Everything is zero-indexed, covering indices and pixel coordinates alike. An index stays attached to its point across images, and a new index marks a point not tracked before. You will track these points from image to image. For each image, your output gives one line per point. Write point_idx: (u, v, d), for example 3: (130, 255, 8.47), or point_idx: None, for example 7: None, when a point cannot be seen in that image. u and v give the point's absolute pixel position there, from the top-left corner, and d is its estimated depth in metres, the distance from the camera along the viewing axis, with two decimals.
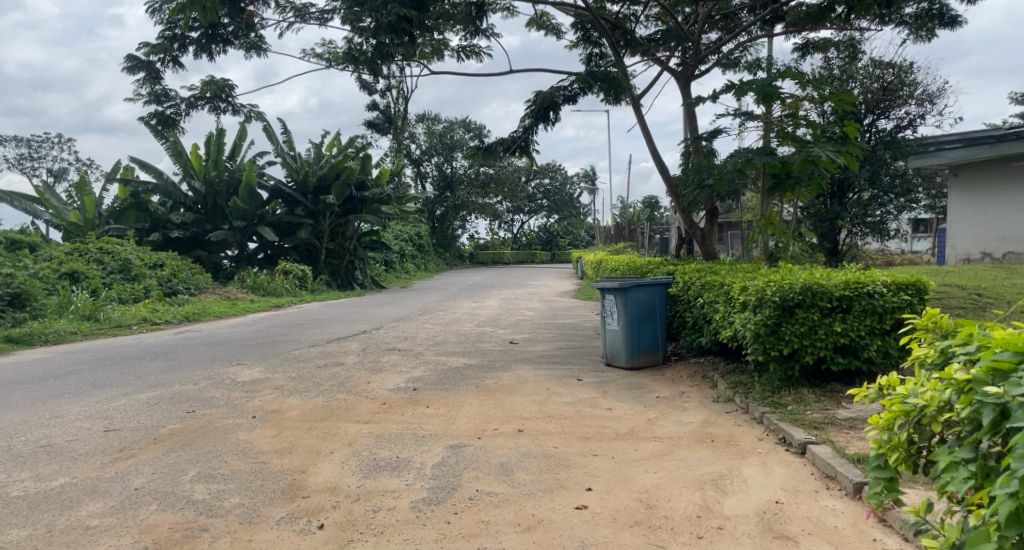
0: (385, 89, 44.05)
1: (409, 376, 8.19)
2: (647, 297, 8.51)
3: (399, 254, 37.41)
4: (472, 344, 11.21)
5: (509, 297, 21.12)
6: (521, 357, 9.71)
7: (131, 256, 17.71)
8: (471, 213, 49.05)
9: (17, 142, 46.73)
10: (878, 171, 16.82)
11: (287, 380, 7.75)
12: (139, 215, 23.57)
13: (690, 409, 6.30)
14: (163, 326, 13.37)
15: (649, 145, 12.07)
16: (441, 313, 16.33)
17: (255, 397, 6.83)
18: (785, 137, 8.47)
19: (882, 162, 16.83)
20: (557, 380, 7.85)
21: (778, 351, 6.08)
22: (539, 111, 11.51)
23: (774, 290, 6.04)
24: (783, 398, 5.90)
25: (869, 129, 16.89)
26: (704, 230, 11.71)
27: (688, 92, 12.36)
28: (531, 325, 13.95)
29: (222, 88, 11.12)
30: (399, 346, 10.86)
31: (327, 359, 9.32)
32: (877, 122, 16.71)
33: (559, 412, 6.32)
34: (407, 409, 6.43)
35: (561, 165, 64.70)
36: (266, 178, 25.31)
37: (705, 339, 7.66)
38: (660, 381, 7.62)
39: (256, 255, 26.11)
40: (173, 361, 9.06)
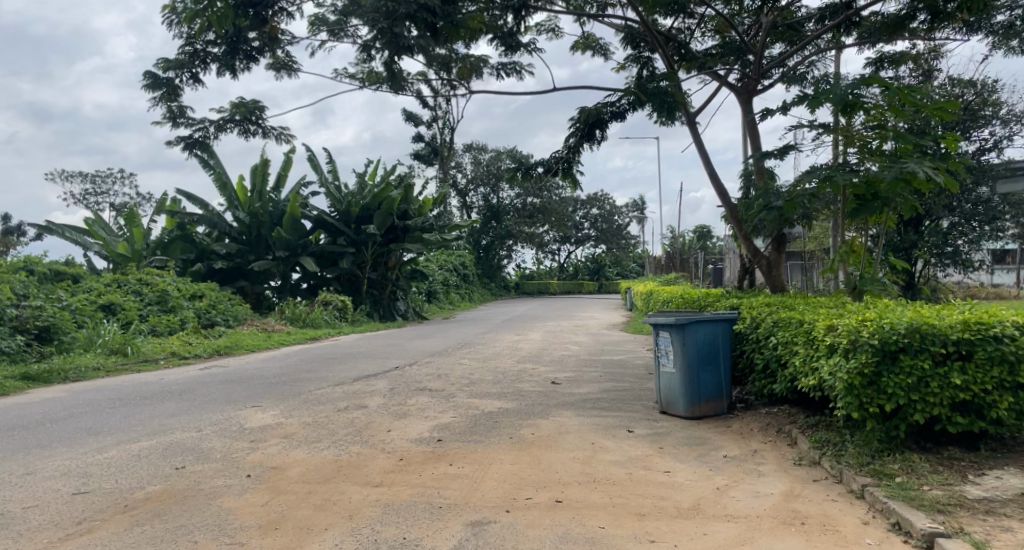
0: (432, 120, 44.19)
1: (436, 423, 7.27)
2: (708, 336, 7.44)
3: (443, 285, 36.90)
4: (511, 383, 10.24)
5: (553, 331, 20.09)
6: (563, 401, 8.69)
7: (170, 287, 17.37)
8: (517, 242, 48.39)
9: (84, 178, 48.44)
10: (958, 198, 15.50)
11: (299, 428, 6.90)
12: (185, 246, 23.55)
13: (767, 476, 5.21)
14: (192, 360, 12.81)
15: (706, 167, 11.03)
16: (480, 347, 15.43)
17: (258, 448, 6.00)
18: (871, 153, 7.36)
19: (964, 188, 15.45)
20: (605, 432, 6.81)
21: (879, 407, 5.00)
22: (584, 129, 10.65)
23: (872, 332, 5.01)
24: (889, 466, 4.81)
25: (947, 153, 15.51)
26: (771, 258, 10.55)
27: (750, 110, 11.31)
28: (576, 362, 12.91)
29: (252, 110, 10.50)
30: (431, 385, 9.96)
31: (350, 401, 8.48)
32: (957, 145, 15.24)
33: (606, 475, 5.28)
34: (428, 467, 5.50)
35: (608, 195, 63.78)
36: (309, 208, 25.07)
37: (779, 386, 6.57)
38: (726, 436, 6.50)
39: (299, 286, 25.77)
40: (187, 401, 8.37)
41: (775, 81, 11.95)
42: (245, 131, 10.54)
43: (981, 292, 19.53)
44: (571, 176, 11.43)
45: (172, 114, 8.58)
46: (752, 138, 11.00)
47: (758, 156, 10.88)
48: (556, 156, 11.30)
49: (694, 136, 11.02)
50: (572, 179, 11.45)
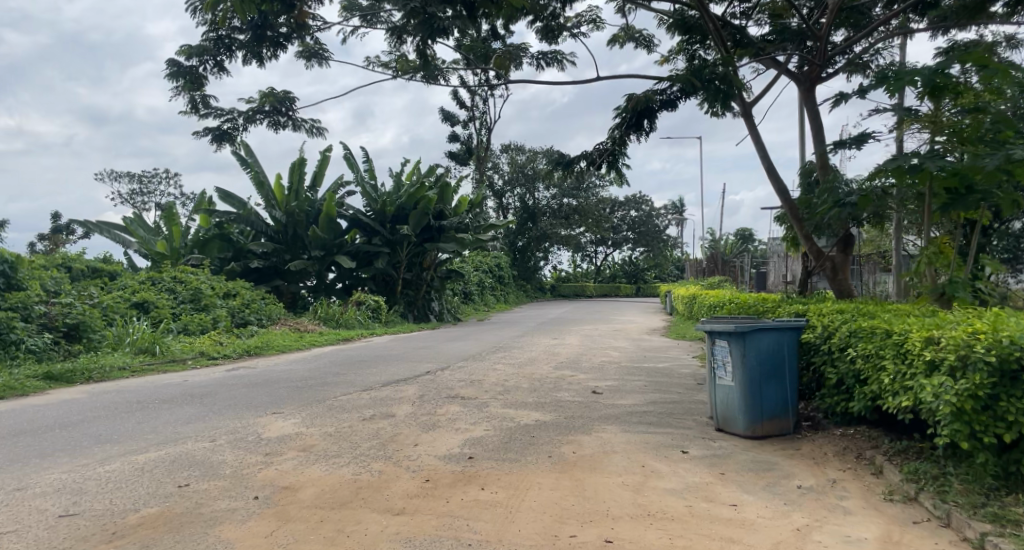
0: (468, 121, 43.85)
1: (467, 437, 6.61)
2: (772, 345, 6.66)
3: (478, 286, 36.39)
4: (549, 392, 9.54)
5: (591, 335, 19.32)
6: (607, 413, 7.96)
7: (203, 285, 17.12)
8: (554, 244, 47.64)
9: (131, 177, 49.30)
10: None
11: (319, 439, 6.30)
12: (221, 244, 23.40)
13: (855, 518, 4.41)
14: (219, 360, 12.38)
15: (764, 161, 10.21)
16: (515, 352, 14.76)
17: (271, 464, 5.42)
18: (965, 141, 6.51)
19: None
20: (656, 453, 6.06)
21: (996, 436, 4.25)
22: (632, 118, 9.90)
23: (988, 347, 4.27)
24: (1010, 507, 4.06)
25: None
26: (836, 260, 9.68)
27: (812, 99, 10.46)
28: (618, 369, 12.14)
29: (282, 100, 10.01)
30: (464, 393, 9.31)
31: (377, 409, 7.88)
32: None
33: (663, 508, 4.55)
34: (459, 491, 4.86)
35: (647, 197, 62.69)
36: (345, 207, 24.75)
37: (859, 405, 5.82)
38: (797, 462, 5.72)
39: (334, 285, 25.45)
40: (206, 406, 7.86)
41: (839, 69, 11.03)
42: (273, 123, 10.04)
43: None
44: (616, 169, 10.71)
45: (194, 104, 8.13)
46: (814, 129, 10.14)
47: (822, 150, 10.05)
48: (601, 148, 10.59)
49: (750, 129, 10.19)
50: (617, 173, 10.73)
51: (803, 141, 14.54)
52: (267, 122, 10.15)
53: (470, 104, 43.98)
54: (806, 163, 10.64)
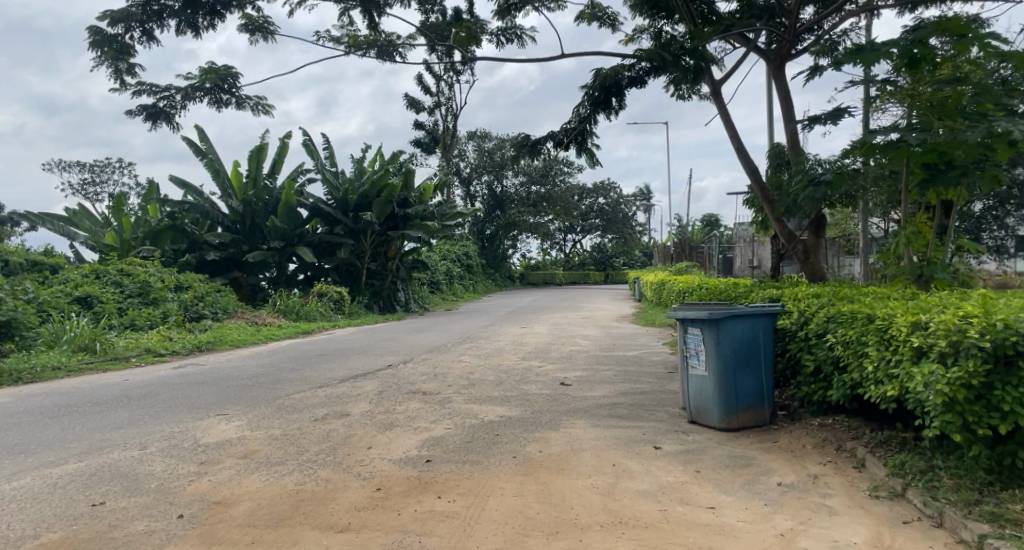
0: (434, 107, 43.14)
1: (426, 438, 6.15)
2: (746, 332, 6.32)
3: (446, 275, 35.82)
4: (516, 384, 9.12)
5: (561, 323, 18.98)
6: (576, 407, 7.57)
7: (151, 277, 16.28)
8: (523, 232, 47.17)
9: (82, 167, 47.40)
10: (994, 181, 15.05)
11: (264, 444, 5.78)
12: (175, 236, 22.43)
13: (842, 520, 4.06)
14: (167, 357, 11.69)
15: (734, 140, 9.88)
16: (482, 342, 14.32)
17: (205, 475, 4.89)
18: (943, 116, 6.23)
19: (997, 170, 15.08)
20: (628, 450, 5.67)
21: (989, 428, 3.95)
22: (600, 96, 9.47)
23: (981, 333, 3.96)
24: (1006, 504, 3.77)
25: None
26: (808, 243, 9.41)
27: (782, 77, 10.14)
28: (587, 359, 11.79)
29: (224, 77, 9.52)
30: (426, 387, 8.84)
31: (331, 408, 7.37)
32: None
33: (636, 514, 4.16)
34: (413, 501, 4.40)
35: (615, 183, 62.68)
36: (305, 196, 23.94)
37: (839, 393, 5.52)
38: (775, 457, 5.38)
39: (295, 277, 24.67)
40: (144, 408, 7.26)
41: (809, 46, 10.72)
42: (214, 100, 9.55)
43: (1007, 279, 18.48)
44: (585, 150, 10.29)
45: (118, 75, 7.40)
46: (785, 108, 9.83)
47: (792, 130, 9.76)
48: (568, 127, 10.14)
49: (720, 108, 9.84)
50: (586, 154, 10.30)
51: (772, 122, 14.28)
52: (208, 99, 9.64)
53: (436, 90, 43.27)
54: (776, 143, 10.36)
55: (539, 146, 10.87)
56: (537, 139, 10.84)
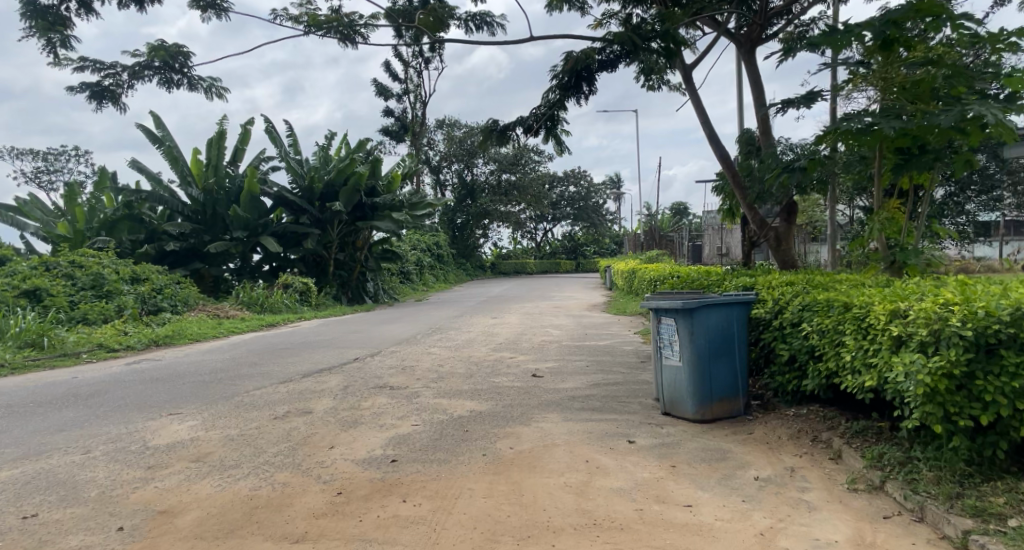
0: (402, 94, 42.57)
1: (392, 435, 5.90)
2: (720, 321, 6.20)
3: (416, 265, 35.44)
4: (486, 377, 8.90)
5: (533, 313, 18.82)
6: (547, 400, 7.38)
7: (105, 269, 15.67)
8: (493, 221, 46.91)
9: (35, 155, 45.75)
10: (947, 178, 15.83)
11: (218, 446, 5.48)
12: (133, 226, 21.68)
13: (823, 516, 3.91)
14: (121, 353, 11.23)
15: (706, 126, 9.74)
16: (453, 334, 14.08)
17: (152, 481, 4.58)
18: (916, 99, 6.13)
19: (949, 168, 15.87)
20: (602, 445, 5.49)
21: (970, 419, 3.84)
22: (569, 80, 9.25)
23: (963, 320, 3.84)
24: (988, 497, 3.66)
25: None
26: (780, 230, 9.33)
27: (753, 62, 9.97)
28: (559, 349, 11.62)
29: (174, 56, 9.62)
30: (393, 381, 8.57)
31: (293, 404, 7.08)
32: None
33: (610, 515, 3.97)
34: (374, 505, 4.16)
35: (586, 172, 62.89)
36: (269, 184, 23.33)
37: (814, 383, 5.40)
38: (751, 450, 5.25)
39: (260, 268, 24.08)
40: (92, 408, 6.89)
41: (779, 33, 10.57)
42: (164, 80, 9.67)
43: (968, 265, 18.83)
44: (554, 136, 10.06)
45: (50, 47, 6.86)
46: (756, 94, 9.71)
47: (763, 116, 9.64)
48: (537, 113, 9.89)
49: (691, 94, 9.69)
50: (555, 140, 10.08)
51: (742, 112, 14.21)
52: (159, 78, 9.74)
53: (404, 77, 42.71)
54: (747, 129, 10.24)
55: (507, 132, 10.61)
56: (505, 125, 10.57)
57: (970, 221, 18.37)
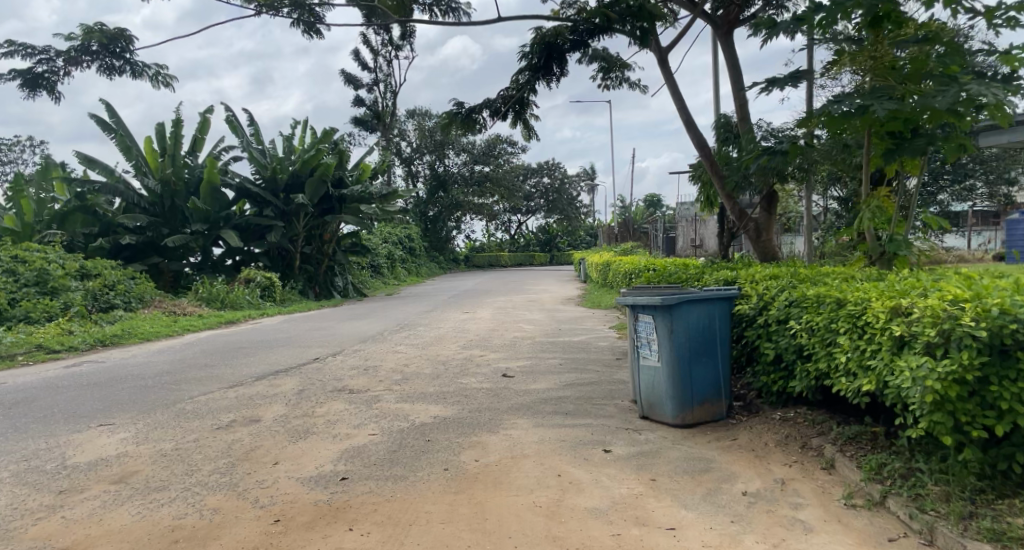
0: (373, 84, 41.70)
1: (345, 447, 5.37)
2: (701, 318, 5.78)
3: (387, 259, 34.77)
4: (453, 378, 8.40)
5: (505, 307, 18.33)
6: (518, 403, 6.90)
7: (50, 264, 14.84)
8: (466, 213, 46.36)
9: None
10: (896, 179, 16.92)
11: (147, 463, 4.89)
12: (86, 219, 20.59)
13: (822, 539, 3.48)
14: (63, 354, 10.50)
15: (682, 111, 9.30)
16: (421, 330, 13.52)
17: (60, 510, 4.00)
18: (905, 80, 5.76)
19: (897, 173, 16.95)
20: (575, 456, 5.02)
21: (983, 429, 3.43)
22: (539, 59, 8.78)
23: (977, 319, 3.42)
24: (1005, 518, 3.25)
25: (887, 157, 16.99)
26: (760, 221, 8.95)
27: (730, 46, 9.51)
28: (531, 346, 11.15)
29: (113, 39, 8.90)
30: (354, 384, 8.02)
31: (241, 412, 6.50)
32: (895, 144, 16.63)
33: (582, 543, 3.50)
34: (315, 536, 3.64)
35: (560, 164, 62.67)
36: (231, 175, 22.47)
37: (803, 384, 5.01)
38: (737, 459, 4.82)
39: (222, 262, 23.22)
40: (14, 419, 6.24)
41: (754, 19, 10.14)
42: (103, 65, 8.92)
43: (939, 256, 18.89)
44: (523, 120, 9.55)
45: None
46: (734, 78, 9.31)
47: (741, 101, 9.24)
48: (505, 95, 9.36)
49: (667, 77, 9.24)
50: (524, 125, 9.57)
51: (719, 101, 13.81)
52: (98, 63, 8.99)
53: (374, 66, 41.81)
54: (724, 116, 9.84)
55: (474, 115, 10.07)
56: (471, 108, 10.02)
57: (941, 212, 18.35)
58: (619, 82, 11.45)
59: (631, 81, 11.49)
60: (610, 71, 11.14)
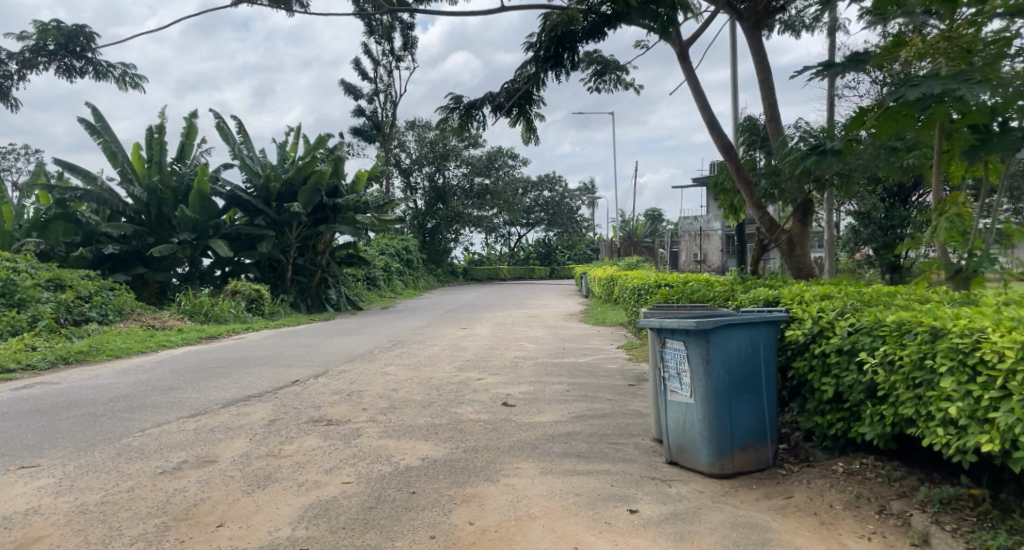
0: (373, 94, 41.00)
1: (311, 502, 4.38)
2: (745, 349, 4.84)
3: (384, 271, 33.84)
4: (448, 406, 7.40)
5: (505, 323, 17.33)
6: (521, 441, 5.90)
7: (17, 275, 13.97)
8: (465, 226, 45.52)
9: None
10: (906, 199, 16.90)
11: (58, 525, 3.91)
12: (68, 226, 19.66)
13: None
14: (17, 374, 9.50)
15: (705, 110, 8.38)
16: (415, 348, 12.50)
17: None
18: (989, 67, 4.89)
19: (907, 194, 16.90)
20: (595, 519, 4.02)
21: None
22: (548, 50, 7.90)
23: None
24: None
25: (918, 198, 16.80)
26: (794, 233, 7.99)
27: (760, 46, 8.55)
28: (535, 368, 10.13)
29: (71, 37, 8.57)
30: (334, 413, 7.02)
31: (195, 450, 5.51)
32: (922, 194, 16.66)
33: None
34: None
35: (560, 177, 62.07)
36: (221, 183, 21.54)
37: (876, 432, 4.05)
38: (799, 526, 3.82)
39: (211, 272, 22.26)
40: None
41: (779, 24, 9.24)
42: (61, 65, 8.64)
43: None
44: (526, 118, 8.67)
45: None
46: (763, 75, 8.39)
47: (770, 101, 8.30)
48: (510, 89, 8.49)
49: (688, 73, 8.32)
50: (527, 124, 8.70)
51: (736, 117, 12.89)
52: (58, 64, 8.76)
53: (374, 76, 41.14)
54: (749, 119, 8.93)
55: (474, 110, 9.16)
56: (471, 103, 9.09)
57: None
58: (611, 85, 10.44)
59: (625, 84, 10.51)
60: (605, 72, 10.19)
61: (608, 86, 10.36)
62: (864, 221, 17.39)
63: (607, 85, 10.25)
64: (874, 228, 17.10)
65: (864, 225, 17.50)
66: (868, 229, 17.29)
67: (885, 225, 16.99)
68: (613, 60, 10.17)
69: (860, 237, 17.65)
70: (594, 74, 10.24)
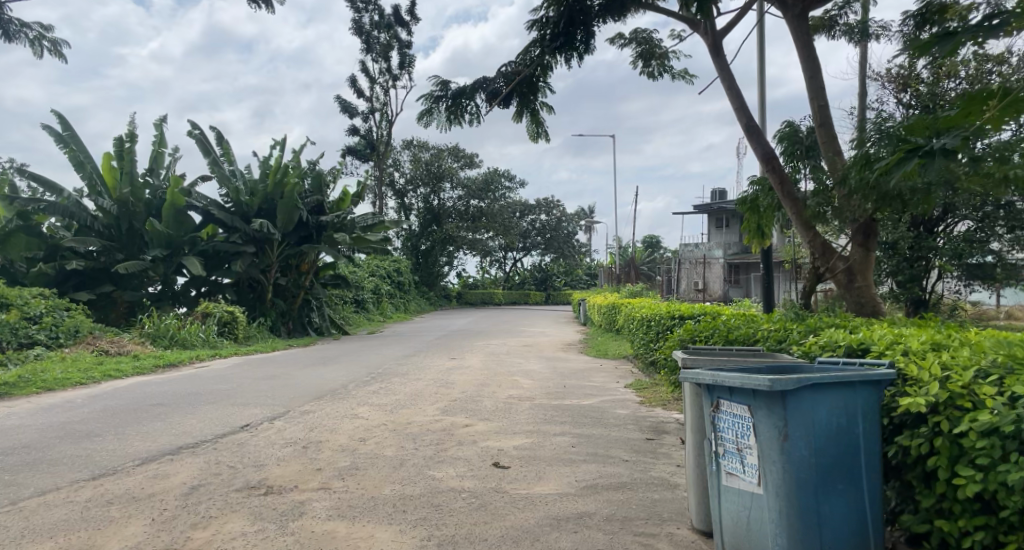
0: (369, 112, 39.97)
1: None
2: (837, 421, 3.43)
3: (373, 293, 32.40)
4: (424, 467, 5.90)
5: (498, 354, 15.84)
6: (518, 529, 4.40)
7: None
8: (459, 248, 44.09)
9: None
10: (931, 229, 15.48)
11: None
12: (30, 240, 18.19)
13: None
14: None
15: (740, 112, 7.04)
16: (396, 383, 10.99)
17: None
18: None
19: (933, 223, 15.46)
20: None
21: None
22: (558, 24, 6.86)
23: None
24: None
25: (943, 230, 15.44)
26: (853, 262, 6.65)
27: (808, 44, 7.26)
28: (532, 412, 8.64)
29: None
30: (278, 476, 5.51)
31: (69, 539, 4.00)
32: (950, 225, 15.37)
33: None
34: None
35: (558, 201, 61.10)
36: (196, 197, 20.14)
37: None
38: None
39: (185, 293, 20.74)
40: None
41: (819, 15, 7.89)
42: None
43: (973, 312, 16.87)
44: (529, 110, 7.49)
45: None
46: (810, 73, 7.07)
47: (820, 103, 6.96)
48: (508, 74, 7.37)
49: (721, 68, 7.01)
50: (531, 116, 7.52)
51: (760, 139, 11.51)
52: None
53: (370, 94, 40.17)
54: (790, 124, 7.61)
55: (463, 100, 7.86)
56: (460, 90, 7.82)
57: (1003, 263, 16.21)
58: (661, 71, 10.22)
59: (674, 72, 10.22)
60: (650, 57, 10.04)
61: (655, 70, 10.14)
62: (887, 252, 15.81)
63: (653, 67, 10.09)
64: (898, 260, 15.57)
65: (886, 257, 15.96)
66: (892, 261, 15.72)
67: (910, 257, 15.47)
68: (659, 43, 10.02)
69: (881, 270, 16.04)
70: (640, 57, 10.09)
